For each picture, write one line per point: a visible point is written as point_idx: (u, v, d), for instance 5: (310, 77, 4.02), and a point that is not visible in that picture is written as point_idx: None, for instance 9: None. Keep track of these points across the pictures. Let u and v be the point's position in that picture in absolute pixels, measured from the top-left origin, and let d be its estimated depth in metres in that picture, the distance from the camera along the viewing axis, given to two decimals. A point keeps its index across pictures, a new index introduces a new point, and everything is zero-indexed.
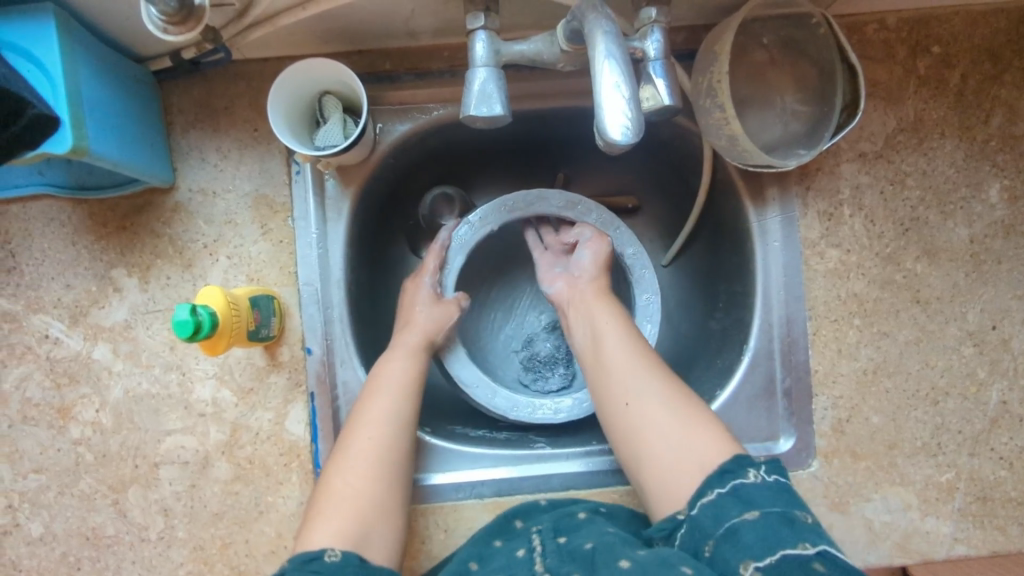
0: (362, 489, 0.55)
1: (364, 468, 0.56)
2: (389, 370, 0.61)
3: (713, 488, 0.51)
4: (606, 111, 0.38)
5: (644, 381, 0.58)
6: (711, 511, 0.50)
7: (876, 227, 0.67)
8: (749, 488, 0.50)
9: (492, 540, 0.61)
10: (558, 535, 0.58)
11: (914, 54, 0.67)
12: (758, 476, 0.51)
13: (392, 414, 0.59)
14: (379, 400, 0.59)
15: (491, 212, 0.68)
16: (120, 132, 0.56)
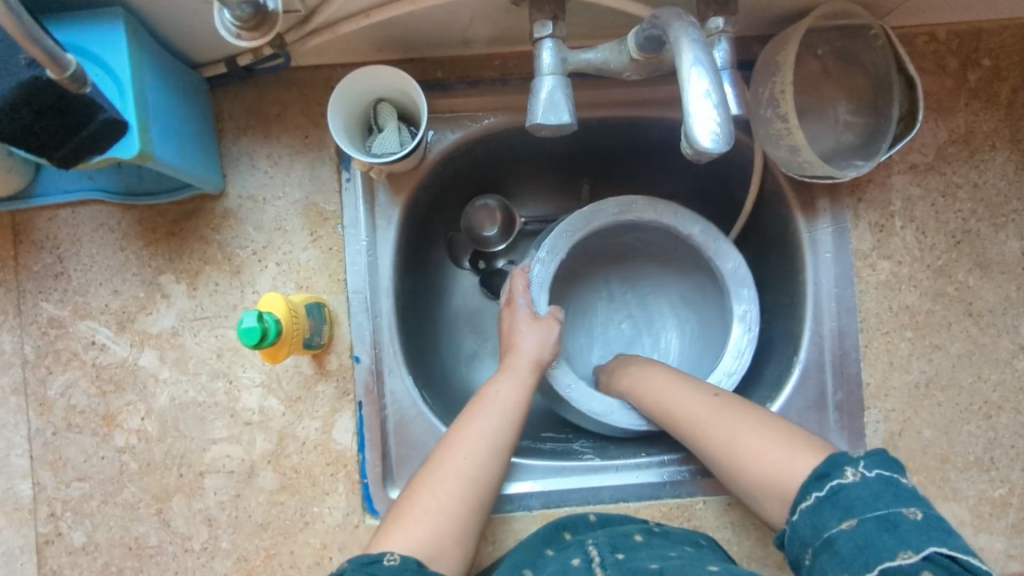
0: (443, 501, 0.55)
1: (450, 486, 0.55)
2: (497, 394, 0.61)
3: (810, 491, 0.49)
4: (696, 120, 0.38)
5: (704, 412, 0.58)
6: (809, 520, 0.48)
7: (927, 239, 0.67)
8: (849, 492, 0.47)
9: (539, 544, 0.60)
10: (615, 549, 0.56)
11: (964, 67, 0.67)
12: (856, 476, 0.47)
13: (485, 435, 0.58)
14: (470, 430, 0.58)
15: (557, 237, 0.65)
16: (180, 138, 0.56)
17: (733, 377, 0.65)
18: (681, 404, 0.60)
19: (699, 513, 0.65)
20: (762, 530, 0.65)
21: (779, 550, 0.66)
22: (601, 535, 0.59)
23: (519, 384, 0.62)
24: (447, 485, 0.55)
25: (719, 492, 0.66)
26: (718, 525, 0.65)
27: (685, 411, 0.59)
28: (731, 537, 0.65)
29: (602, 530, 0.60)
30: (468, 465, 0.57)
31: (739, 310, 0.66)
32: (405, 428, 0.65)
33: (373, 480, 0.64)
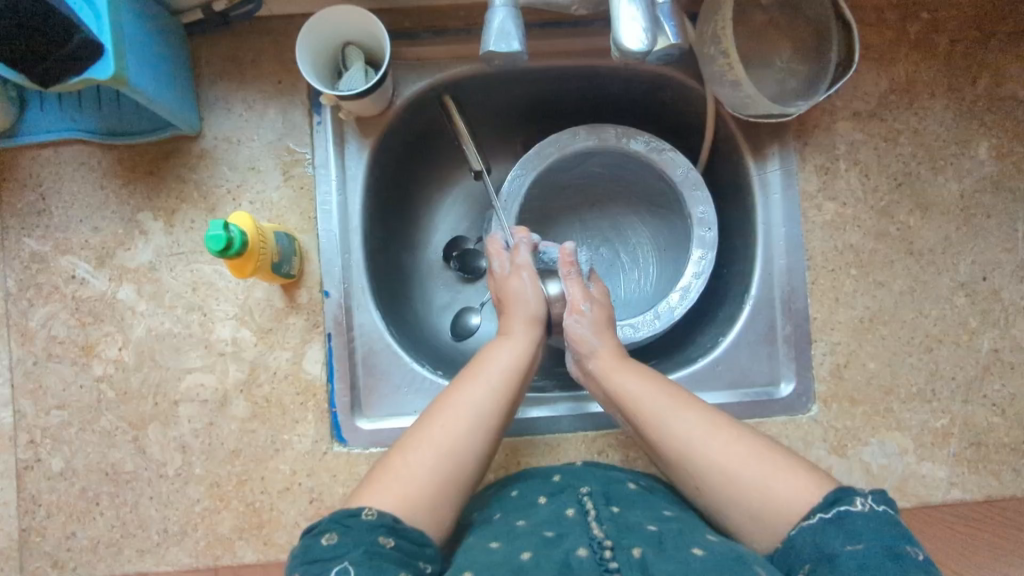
0: (454, 443, 0.56)
1: (458, 419, 0.57)
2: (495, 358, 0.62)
3: (816, 513, 0.51)
4: (626, 32, 0.44)
5: (705, 427, 0.58)
6: (813, 539, 0.50)
7: (871, 182, 0.71)
8: (857, 518, 0.49)
9: (529, 495, 0.61)
10: (609, 503, 0.58)
11: (905, 19, 0.71)
12: (867, 506, 0.50)
13: (498, 383, 0.60)
14: (487, 377, 0.60)
15: (526, 163, 0.72)
16: (154, 70, 0.59)
17: (700, 277, 0.71)
18: (678, 415, 0.59)
19: None
20: None
21: None
22: (593, 485, 0.60)
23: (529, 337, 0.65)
24: (460, 426, 0.57)
25: None
26: None
27: (664, 419, 0.59)
28: None
29: (594, 479, 0.62)
30: (482, 410, 0.58)
31: (697, 214, 0.71)
32: (375, 359, 0.69)
33: (341, 408, 0.67)
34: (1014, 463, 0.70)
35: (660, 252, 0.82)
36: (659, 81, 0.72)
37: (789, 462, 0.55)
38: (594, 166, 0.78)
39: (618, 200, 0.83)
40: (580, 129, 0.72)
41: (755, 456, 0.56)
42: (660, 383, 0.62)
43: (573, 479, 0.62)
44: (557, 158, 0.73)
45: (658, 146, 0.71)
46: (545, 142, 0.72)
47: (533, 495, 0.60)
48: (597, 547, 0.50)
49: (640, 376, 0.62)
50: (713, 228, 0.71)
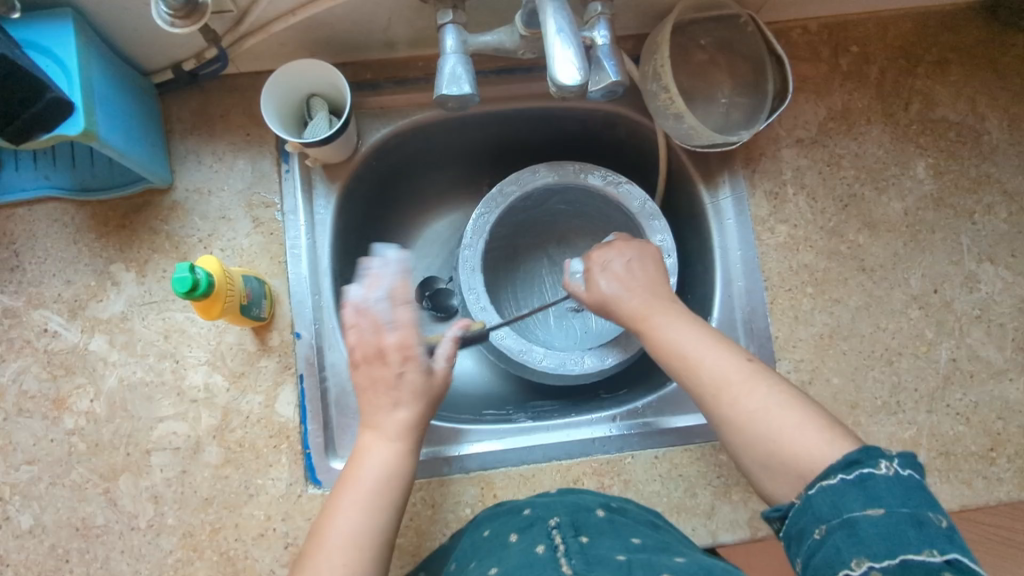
0: (344, 572, 0.52)
1: (343, 553, 0.53)
2: (366, 460, 0.58)
3: (837, 473, 0.48)
4: (558, 65, 0.45)
5: (730, 373, 0.57)
6: (831, 498, 0.47)
7: (818, 204, 0.74)
8: (879, 481, 0.46)
9: (500, 535, 0.60)
10: (578, 534, 0.58)
11: (836, 53, 0.76)
12: (891, 470, 0.47)
13: (373, 492, 0.56)
14: (357, 489, 0.56)
15: (490, 202, 0.75)
16: (128, 129, 0.62)
17: None
18: (704, 360, 0.58)
19: (628, 467, 0.69)
20: (689, 481, 0.69)
21: (707, 499, 0.69)
22: (562, 516, 0.60)
23: (391, 430, 0.59)
24: (344, 555, 0.53)
25: (645, 447, 0.70)
26: (647, 479, 0.69)
27: (694, 362, 0.58)
28: (660, 489, 0.69)
29: (563, 510, 0.62)
30: (364, 530, 0.54)
31: (656, 241, 0.74)
32: (347, 398, 0.69)
33: (314, 449, 0.67)
34: (984, 471, 0.71)
35: None
36: (612, 119, 0.76)
37: (813, 417, 0.53)
38: (557, 202, 0.81)
39: (583, 234, 0.86)
40: (539, 167, 0.76)
41: (787, 411, 0.54)
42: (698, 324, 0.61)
43: (541, 512, 0.61)
44: (519, 196, 0.76)
45: (614, 179, 0.74)
46: (506, 181, 0.75)
47: (505, 535, 0.60)
48: None
49: (673, 316, 0.62)
50: (673, 256, 0.74)
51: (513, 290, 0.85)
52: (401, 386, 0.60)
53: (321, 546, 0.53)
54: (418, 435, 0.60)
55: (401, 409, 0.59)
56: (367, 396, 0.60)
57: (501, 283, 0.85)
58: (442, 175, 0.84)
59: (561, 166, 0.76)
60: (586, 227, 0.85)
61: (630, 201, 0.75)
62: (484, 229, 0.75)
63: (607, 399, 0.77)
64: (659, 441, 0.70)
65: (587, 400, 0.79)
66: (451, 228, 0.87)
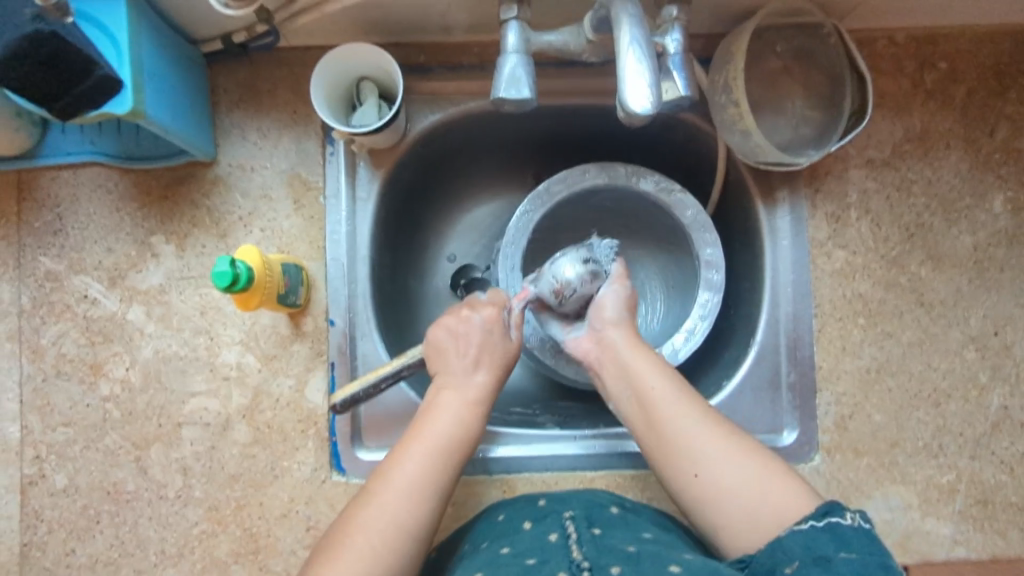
0: (403, 518, 0.52)
1: (406, 494, 0.53)
2: (436, 417, 0.57)
3: (808, 520, 0.50)
4: (630, 89, 0.42)
5: (704, 424, 0.57)
6: (803, 540, 0.49)
7: (882, 231, 0.70)
8: (848, 531, 0.48)
9: (514, 521, 0.60)
10: (591, 526, 0.57)
11: (922, 69, 0.71)
12: (856, 520, 0.49)
13: (443, 447, 0.56)
14: (427, 443, 0.56)
15: (536, 199, 0.72)
16: (175, 103, 0.61)
17: (706, 320, 0.70)
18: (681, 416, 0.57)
19: (652, 485, 0.68)
20: None
21: None
22: (576, 510, 0.60)
23: (467, 393, 0.59)
24: (409, 500, 0.53)
25: None
26: (670, 498, 0.68)
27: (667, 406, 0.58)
28: (682, 510, 0.68)
29: (578, 504, 0.61)
30: (425, 481, 0.54)
31: (705, 255, 0.71)
32: (377, 389, 0.68)
33: (341, 437, 0.67)
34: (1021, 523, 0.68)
35: (667, 288, 0.80)
36: (671, 122, 0.72)
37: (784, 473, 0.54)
38: (604, 201, 0.77)
39: (628, 233, 0.82)
40: (590, 167, 0.72)
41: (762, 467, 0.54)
42: (669, 372, 0.60)
43: (558, 504, 0.61)
44: (567, 195, 0.73)
45: (667, 187, 0.71)
46: (555, 179, 0.72)
47: (519, 521, 0.60)
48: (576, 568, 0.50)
49: (649, 363, 0.60)
50: (721, 274, 0.71)
51: None
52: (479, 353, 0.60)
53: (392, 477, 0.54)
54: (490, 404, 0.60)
55: (479, 378, 0.60)
56: (442, 360, 0.60)
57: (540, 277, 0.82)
58: (488, 162, 0.81)
59: (612, 167, 0.72)
60: (633, 226, 0.81)
61: (682, 210, 0.72)
62: (528, 227, 0.72)
63: None
64: None
65: (615, 407, 0.77)
66: (492, 216, 0.84)
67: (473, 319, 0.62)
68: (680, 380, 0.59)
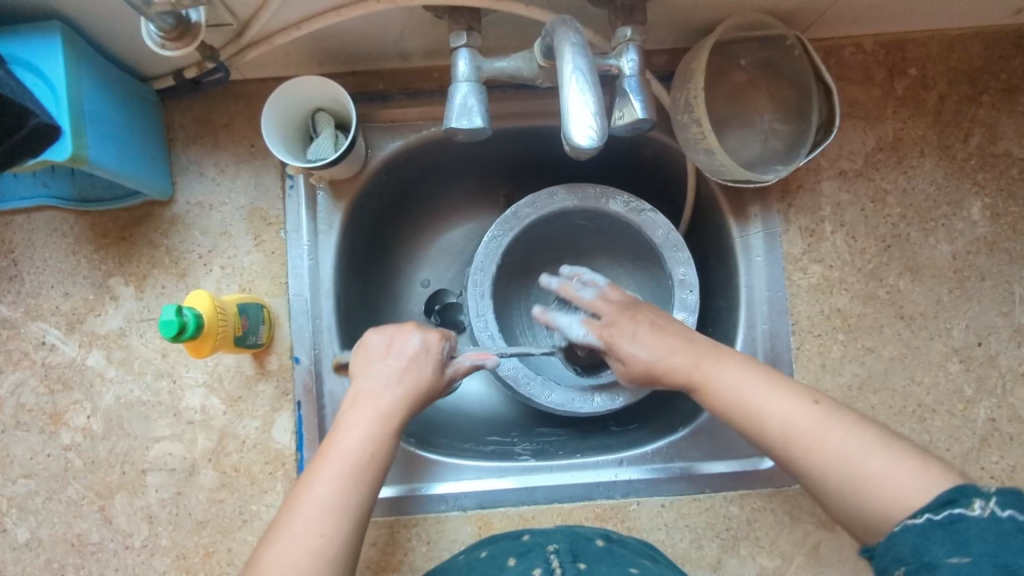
0: (316, 548, 0.48)
1: (317, 520, 0.49)
2: (349, 435, 0.54)
3: (924, 513, 0.42)
4: (573, 121, 0.40)
5: (805, 413, 0.50)
6: (911, 542, 0.42)
7: (858, 243, 0.68)
8: (971, 525, 0.40)
9: (498, 558, 0.58)
10: (577, 560, 0.56)
11: (892, 76, 0.69)
12: (988, 510, 0.40)
13: (356, 464, 0.52)
14: (339, 461, 0.52)
15: (504, 224, 0.70)
16: (126, 146, 0.59)
17: None
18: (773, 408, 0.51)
19: (632, 514, 0.66)
20: (696, 531, 0.66)
21: (714, 552, 0.66)
22: (560, 544, 0.59)
23: (381, 406, 0.56)
24: (320, 527, 0.49)
25: (652, 494, 0.67)
26: (651, 527, 0.66)
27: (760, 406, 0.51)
28: (664, 539, 0.66)
29: (562, 538, 0.60)
30: (339, 505, 0.51)
31: (678, 275, 0.69)
32: None
33: None
34: None
35: None
36: (638, 140, 0.71)
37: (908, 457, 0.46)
38: (577, 222, 0.76)
39: (604, 253, 0.80)
40: (558, 189, 0.71)
41: (875, 454, 0.47)
42: (757, 367, 0.54)
43: (541, 539, 0.60)
44: (536, 218, 0.71)
45: (637, 207, 0.69)
46: (523, 202, 0.71)
47: (501, 559, 0.58)
48: None
49: (735, 362, 0.54)
50: (696, 293, 0.69)
51: (524, 309, 0.80)
52: (404, 367, 0.58)
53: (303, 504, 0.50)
54: (408, 419, 0.57)
55: (396, 390, 0.57)
56: (365, 371, 0.58)
57: (515, 301, 0.80)
58: (458, 186, 0.80)
59: (580, 188, 0.71)
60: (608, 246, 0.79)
61: (653, 229, 0.70)
62: (497, 253, 0.71)
63: (616, 434, 0.74)
64: (667, 488, 0.67)
65: (595, 432, 0.76)
66: (465, 240, 0.82)
67: (413, 337, 0.60)
68: (773, 375, 0.53)
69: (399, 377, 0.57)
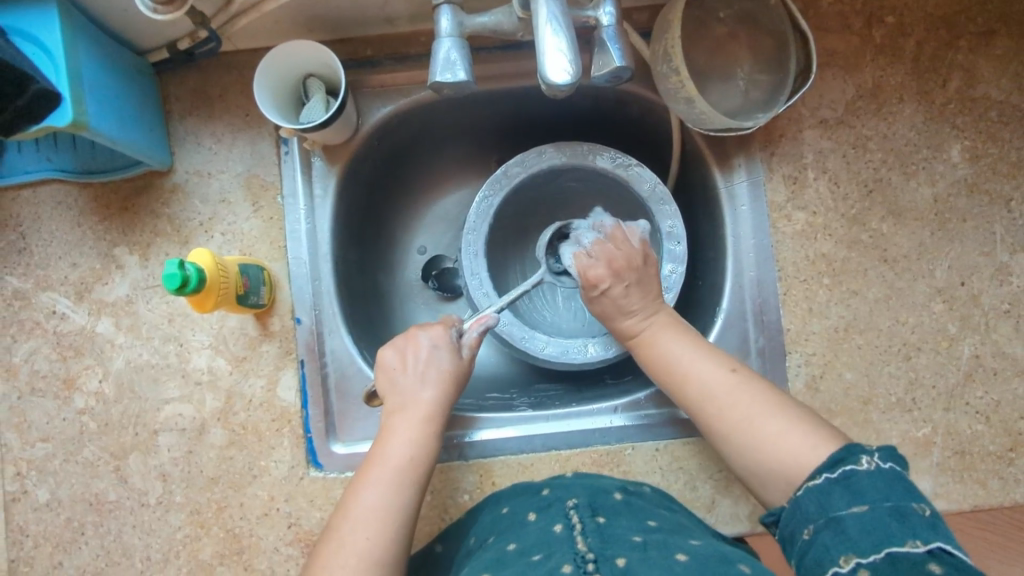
0: (366, 546, 0.53)
1: (368, 522, 0.54)
2: (389, 445, 0.59)
3: (823, 473, 0.49)
4: (546, 59, 0.42)
5: (728, 383, 0.58)
6: (818, 497, 0.48)
7: (841, 189, 0.70)
8: (862, 478, 0.47)
9: (518, 514, 0.59)
10: (595, 514, 0.56)
11: (870, 24, 0.70)
12: (873, 464, 0.48)
13: (395, 470, 0.57)
14: (383, 467, 0.57)
15: (494, 184, 0.72)
16: (125, 114, 0.61)
17: (672, 292, 0.70)
18: (701, 378, 0.59)
19: (628, 459, 0.68)
20: (690, 473, 0.68)
21: (708, 493, 0.68)
22: (580, 497, 0.59)
23: (417, 412, 0.61)
24: (367, 529, 0.54)
25: (646, 438, 0.69)
26: (648, 470, 0.68)
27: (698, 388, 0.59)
28: (660, 481, 0.68)
29: (582, 491, 0.60)
30: (389, 506, 0.55)
31: (666, 226, 0.71)
32: (348, 383, 0.69)
33: (316, 433, 0.67)
34: (1001, 472, 0.68)
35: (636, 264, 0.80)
36: (622, 97, 0.72)
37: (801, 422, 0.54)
38: (568, 182, 0.77)
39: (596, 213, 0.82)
40: (546, 148, 0.72)
41: (776, 417, 0.55)
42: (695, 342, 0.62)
43: (561, 493, 0.60)
44: (526, 177, 0.73)
45: (623, 161, 0.71)
46: (512, 162, 0.73)
47: (523, 514, 0.59)
48: (580, 559, 0.48)
49: (677, 339, 0.62)
50: (684, 243, 0.71)
51: (519, 270, 0.82)
52: (427, 371, 0.62)
53: (351, 509, 0.55)
54: (444, 420, 0.62)
55: (427, 393, 0.61)
56: (392, 384, 0.62)
57: (510, 263, 0.82)
58: (450, 151, 0.82)
59: (567, 146, 0.72)
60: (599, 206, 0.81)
61: (639, 184, 0.72)
62: (488, 212, 0.73)
63: (611, 386, 0.76)
64: (661, 432, 0.69)
65: (592, 385, 0.78)
66: (459, 206, 0.84)
67: (422, 341, 0.64)
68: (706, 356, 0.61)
69: (428, 380, 0.62)
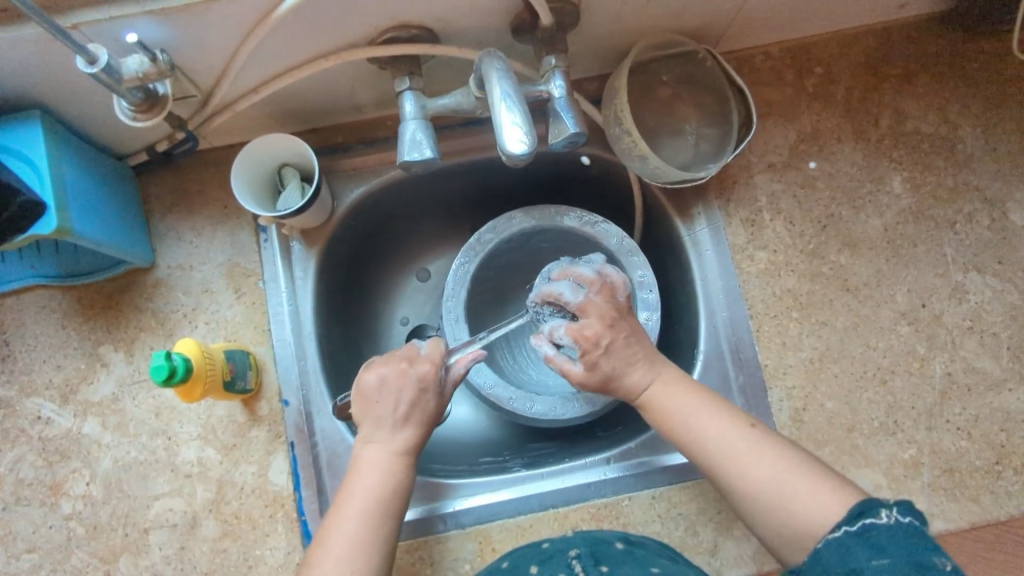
0: None
1: (346, 558, 0.54)
2: (363, 476, 0.59)
3: (840, 526, 0.51)
4: (504, 133, 0.46)
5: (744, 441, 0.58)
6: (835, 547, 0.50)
7: (796, 227, 0.74)
8: (880, 531, 0.49)
9: (519, 567, 0.60)
10: (599, 564, 0.58)
11: (801, 75, 0.76)
12: (892, 518, 0.50)
13: (372, 503, 0.57)
14: (359, 500, 0.57)
15: (468, 252, 0.75)
16: (108, 218, 0.64)
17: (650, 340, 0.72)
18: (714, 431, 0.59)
19: (626, 510, 0.68)
20: (690, 519, 0.68)
21: (710, 537, 0.67)
22: (581, 548, 0.61)
23: (392, 446, 0.60)
24: (349, 563, 0.54)
25: (642, 488, 0.69)
26: (647, 520, 0.68)
27: (706, 432, 0.59)
28: (661, 530, 0.68)
29: (582, 542, 0.62)
30: (366, 539, 0.56)
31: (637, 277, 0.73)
32: (338, 462, 0.68)
33: (310, 515, 0.66)
34: (991, 487, 0.68)
35: None
36: (582, 160, 0.77)
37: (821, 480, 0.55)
38: (540, 243, 0.81)
39: None
40: (515, 214, 0.76)
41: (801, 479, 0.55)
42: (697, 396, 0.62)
43: (561, 544, 0.62)
44: (498, 242, 0.76)
45: (589, 219, 0.74)
46: (484, 229, 0.76)
47: (524, 566, 0.60)
48: None
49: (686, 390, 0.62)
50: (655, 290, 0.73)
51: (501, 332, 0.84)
52: (406, 407, 0.61)
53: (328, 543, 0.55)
54: (418, 454, 0.62)
55: (405, 429, 0.61)
56: (371, 414, 0.61)
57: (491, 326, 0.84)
58: (424, 224, 0.85)
59: (535, 209, 0.76)
60: None
61: (607, 239, 0.75)
62: (465, 279, 0.75)
63: (602, 438, 0.76)
64: (657, 480, 0.69)
65: (584, 439, 0.78)
66: (436, 275, 0.87)
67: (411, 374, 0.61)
68: (724, 404, 0.61)
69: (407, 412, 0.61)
